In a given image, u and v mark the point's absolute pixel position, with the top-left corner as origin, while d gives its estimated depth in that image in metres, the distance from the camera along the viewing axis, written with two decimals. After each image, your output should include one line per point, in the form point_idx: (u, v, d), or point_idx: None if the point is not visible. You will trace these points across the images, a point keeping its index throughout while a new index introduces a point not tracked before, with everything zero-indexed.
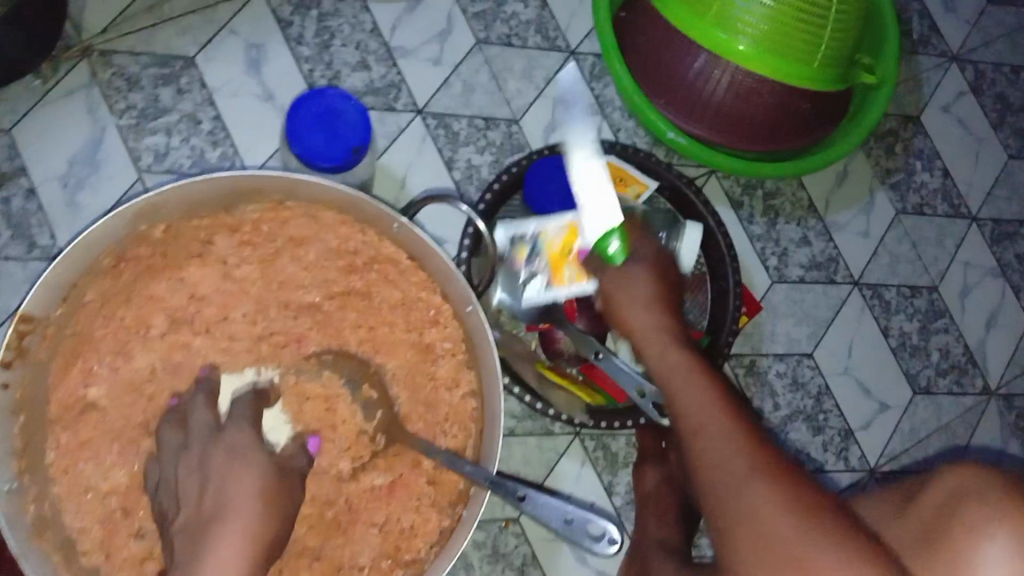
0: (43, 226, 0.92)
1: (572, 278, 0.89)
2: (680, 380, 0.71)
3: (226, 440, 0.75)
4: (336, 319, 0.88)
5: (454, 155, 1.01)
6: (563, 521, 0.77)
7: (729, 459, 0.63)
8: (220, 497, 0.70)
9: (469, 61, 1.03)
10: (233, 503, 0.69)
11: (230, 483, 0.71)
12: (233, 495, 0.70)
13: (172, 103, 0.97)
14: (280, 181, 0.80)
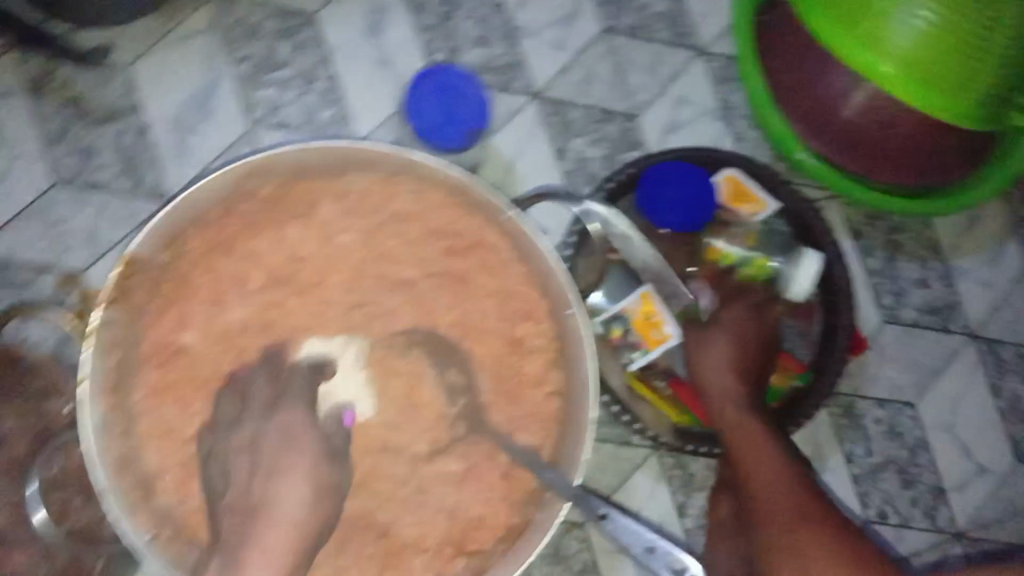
0: (153, 166, 0.93)
1: (662, 338, 0.90)
2: (748, 436, 0.81)
3: (287, 425, 0.73)
4: (429, 298, 0.86)
5: (567, 144, 0.98)
6: (646, 549, 0.69)
7: (782, 506, 0.74)
8: (269, 484, 0.71)
9: (593, 49, 1.01)
10: (280, 490, 0.70)
11: (282, 472, 0.71)
12: (282, 487, 0.71)
13: (289, 58, 0.96)
14: (395, 155, 0.78)
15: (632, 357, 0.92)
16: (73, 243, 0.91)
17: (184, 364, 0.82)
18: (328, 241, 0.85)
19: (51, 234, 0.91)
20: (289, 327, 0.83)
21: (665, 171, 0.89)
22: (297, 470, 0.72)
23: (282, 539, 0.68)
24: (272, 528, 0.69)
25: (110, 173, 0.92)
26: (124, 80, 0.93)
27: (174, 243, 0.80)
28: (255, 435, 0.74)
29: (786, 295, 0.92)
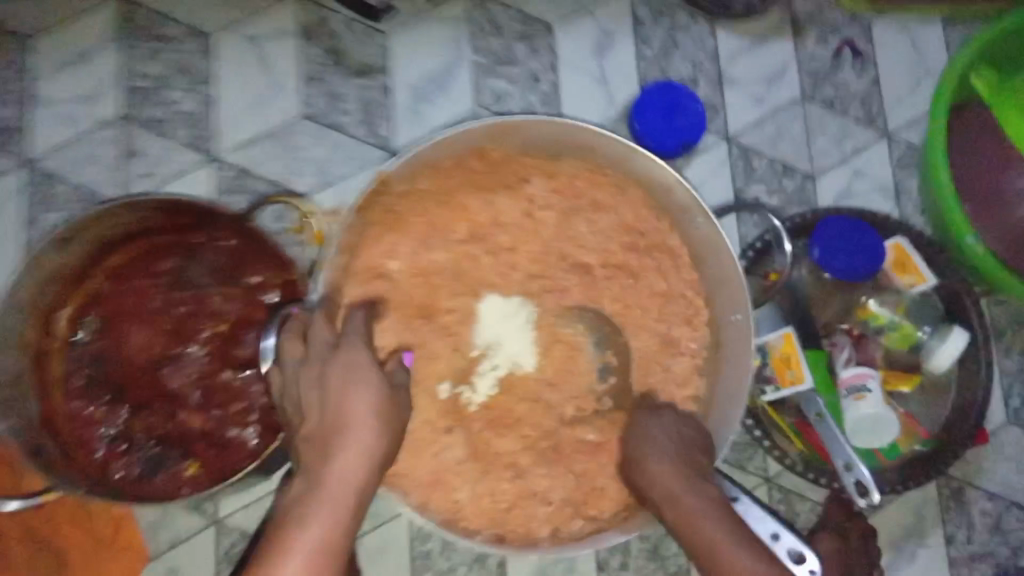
0: (387, 121, 1.05)
1: (794, 378, 0.93)
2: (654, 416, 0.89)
3: (345, 355, 0.74)
4: (601, 285, 0.95)
5: (745, 187, 1.08)
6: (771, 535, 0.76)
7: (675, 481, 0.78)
8: (339, 408, 0.71)
9: (789, 109, 1.11)
10: (352, 416, 0.71)
11: (346, 394, 0.71)
12: (351, 413, 0.71)
13: (523, 58, 1.08)
14: (620, 148, 0.88)
15: (764, 390, 0.96)
16: (305, 169, 1.03)
17: (384, 288, 0.91)
18: (528, 214, 0.95)
19: (288, 157, 1.03)
20: (472, 275, 0.95)
21: (838, 224, 0.95)
22: (364, 403, 0.72)
23: (354, 462, 0.69)
24: (342, 464, 0.69)
25: (350, 119, 1.05)
26: (380, 45, 1.06)
27: (410, 182, 0.89)
28: (324, 368, 0.73)
29: (927, 365, 0.98)
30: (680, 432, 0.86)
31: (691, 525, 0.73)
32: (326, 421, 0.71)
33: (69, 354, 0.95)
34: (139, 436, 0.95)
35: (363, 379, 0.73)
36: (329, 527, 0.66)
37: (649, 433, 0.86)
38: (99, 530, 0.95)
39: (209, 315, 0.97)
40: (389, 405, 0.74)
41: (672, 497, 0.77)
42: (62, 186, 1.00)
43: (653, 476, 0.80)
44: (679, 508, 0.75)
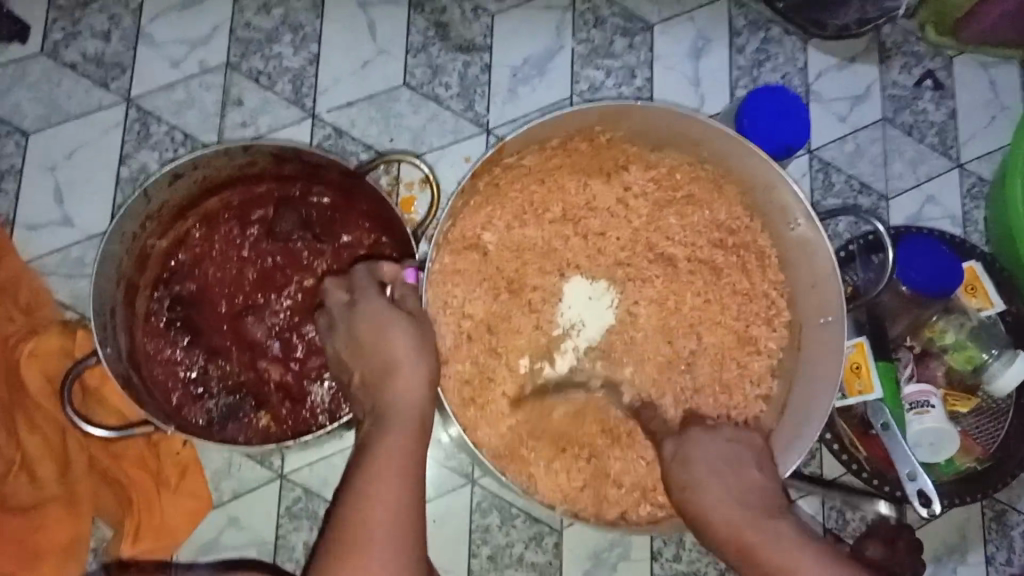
0: (484, 98, 1.07)
1: (863, 389, 0.96)
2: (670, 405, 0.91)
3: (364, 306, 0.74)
4: (684, 278, 0.96)
5: (822, 201, 1.11)
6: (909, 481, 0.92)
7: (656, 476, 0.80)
8: (383, 352, 0.71)
9: (870, 130, 1.14)
10: (396, 354, 0.71)
11: (388, 336, 0.71)
12: (398, 355, 0.71)
13: (621, 52, 1.11)
14: (730, 146, 0.88)
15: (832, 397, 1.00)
16: (399, 136, 1.05)
17: (475, 257, 0.92)
18: (623, 199, 0.96)
19: (385, 122, 1.05)
20: (558, 255, 0.95)
21: (919, 242, 0.97)
22: (408, 343, 0.71)
23: (410, 392, 0.70)
24: (403, 402, 0.69)
25: (449, 92, 1.07)
26: (485, 23, 1.09)
27: (519, 154, 0.90)
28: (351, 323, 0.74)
29: (989, 389, 1.00)
30: (720, 448, 0.79)
31: (787, 574, 0.62)
32: (372, 366, 0.72)
33: (155, 292, 0.95)
34: (215, 382, 0.93)
35: (409, 323, 0.73)
36: (393, 441, 0.67)
37: (689, 464, 0.77)
38: (165, 473, 0.94)
39: (298, 268, 0.94)
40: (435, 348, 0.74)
41: (749, 547, 0.66)
42: (158, 127, 1.01)
43: (720, 513, 0.69)
44: (763, 559, 0.64)
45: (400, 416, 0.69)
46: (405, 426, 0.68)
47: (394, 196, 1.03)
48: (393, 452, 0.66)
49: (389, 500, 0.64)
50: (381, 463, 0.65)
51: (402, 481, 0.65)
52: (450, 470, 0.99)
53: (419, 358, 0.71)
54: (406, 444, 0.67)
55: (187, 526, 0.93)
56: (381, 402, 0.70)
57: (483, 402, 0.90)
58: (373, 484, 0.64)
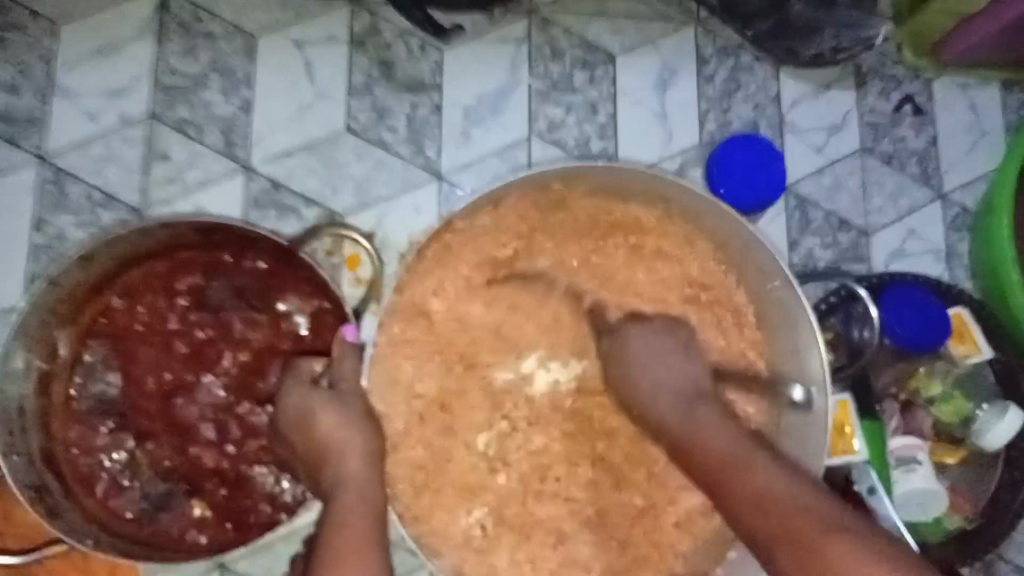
0: (434, 142, 0.99)
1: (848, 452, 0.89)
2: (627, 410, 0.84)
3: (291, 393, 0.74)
4: None
5: (799, 240, 1.04)
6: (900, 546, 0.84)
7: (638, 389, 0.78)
8: (315, 437, 0.70)
9: (848, 162, 1.07)
10: (325, 436, 0.70)
11: (315, 419, 0.71)
12: (329, 432, 0.70)
13: (582, 86, 1.03)
14: (699, 200, 0.83)
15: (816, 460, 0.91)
16: (343, 186, 0.96)
17: (425, 328, 0.85)
18: (586, 257, 0.89)
19: (326, 173, 0.96)
20: (514, 318, 0.87)
21: (905, 293, 0.93)
22: (334, 415, 0.71)
23: (355, 458, 0.68)
24: (350, 478, 0.67)
25: (396, 136, 0.98)
26: (434, 60, 1.00)
27: (471, 216, 0.85)
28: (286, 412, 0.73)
29: (977, 442, 0.93)
30: (660, 340, 0.81)
31: (721, 460, 0.68)
32: (312, 455, 0.70)
33: (73, 376, 0.85)
34: (144, 472, 0.84)
35: (337, 402, 0.73)
36: (347, 514, 0.63)
37: (641, 384, 0.78)
38: (94, 572, 0.86)
39: (232, 342, 0.85)
40: (371, 422, 0.73)
41: (692, 415, 0.73)
42: (75, 187, 0.92)
43: (654, 402, 0.76)
44: (708, 446, 0.70)
45: (349, 489, 0.66)
46: (356, 499, 0.65)
47: (338, 253, 0.93)
48: (348, 526, 0.62)
49: (364, 567, 0.58)
50: (337, 536, 0.61)
51: (366, 546, 0.60)
52: (405, 554, 0.91)
53: (354, 431, 0.70)
54: (358, 516, 0.63)
55: None
56: (326, 480, 0.68)
57: (439, 486, 0.84)
58: (337, 553, 0.59)
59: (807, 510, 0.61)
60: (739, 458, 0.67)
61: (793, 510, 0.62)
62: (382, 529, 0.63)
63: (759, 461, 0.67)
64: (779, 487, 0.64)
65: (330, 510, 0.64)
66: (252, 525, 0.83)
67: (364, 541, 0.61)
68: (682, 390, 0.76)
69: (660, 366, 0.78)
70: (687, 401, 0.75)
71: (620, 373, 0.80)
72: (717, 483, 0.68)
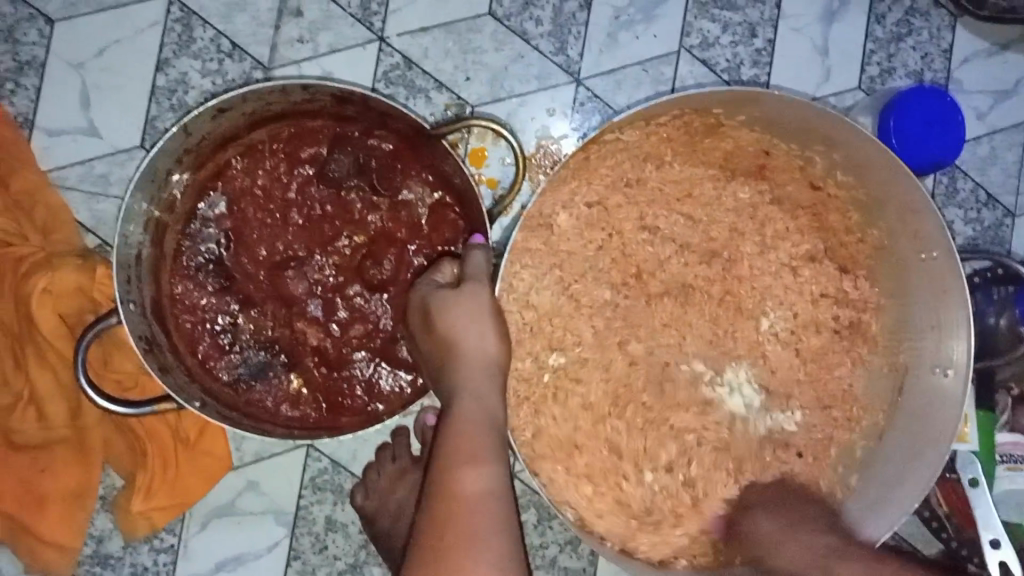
0: (578, 40, 0.92)
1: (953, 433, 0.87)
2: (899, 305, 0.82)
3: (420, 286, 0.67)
4: (785, 280, 0.85)
5: (942, 209, 0.97)
6: (990, 541, 0.82)
7: (740, 515, 0.79)
8: (438, 332, 0.63)
9: (1010, 133, 0.99)
10: (453, 331, 0.62)
11: (439, 312, 0.63)
12: (454, 329, 0.62)
13: (744, 4, 0.95)
14: (864, 151, 0.76)
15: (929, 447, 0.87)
16: (477, 75, 0.90)
17: (547, 239, 0.82)
18: (732, 197, 0.84)
19: (461, 57, 0.90)
20: (641, 239, 0.84)
21: None
22: (464, 309, 0.62)
23: (481, 378, 0.61)
24: (470, 383, 0.60)
25: (539, 28, 0.91)
26: None
27: (621, 130, 0.78)
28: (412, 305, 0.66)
29: None
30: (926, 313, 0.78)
31: (823, 534, 0.69)
32: (433, 350, 0.63)
33: (185, 230, 0.83)
34: (245, 337, 0.82)
35: (469, 295, 0.63)
36: (465, 433, 0.57)
37: (731, 532, 0.79)
38: (183, 429, 0.85)
39: (348, 221, 0.82)
40: (500, 321, 0.64)
41: (805, 518, 0.74)
42: (202, 32, 0.87)
43: (749, 521, 0.77)
44: (815, 526, 0.71)
45: (467, 402, 0.59)
46: (475, 410, 0.59)
47: (462, 145, 0.90)
48: (465, 441, 0.57)
49: (485, 491, 0.54)
50: (454, 452, 0.56)
51: (482, 464, 0.55)
52: None
53: (481, 335, 0.62)
54: (475, 438, 0.57)
55: (203, 486, 0.85)
56: (447, 388, 0.61)
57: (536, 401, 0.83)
58: (457, 472, 0.55)
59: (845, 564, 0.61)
60: (836, 539, 0.68)
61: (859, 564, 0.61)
62: (501, 443, 0.58)
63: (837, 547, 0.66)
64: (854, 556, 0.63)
65: (444, 415, 0.59)
66: (345, 409, 0.82)
67: (481, 458, 0.55)
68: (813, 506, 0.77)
69: (790, 537, 0.70)
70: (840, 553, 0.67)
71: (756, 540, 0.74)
72: (772, 552, 0.69)
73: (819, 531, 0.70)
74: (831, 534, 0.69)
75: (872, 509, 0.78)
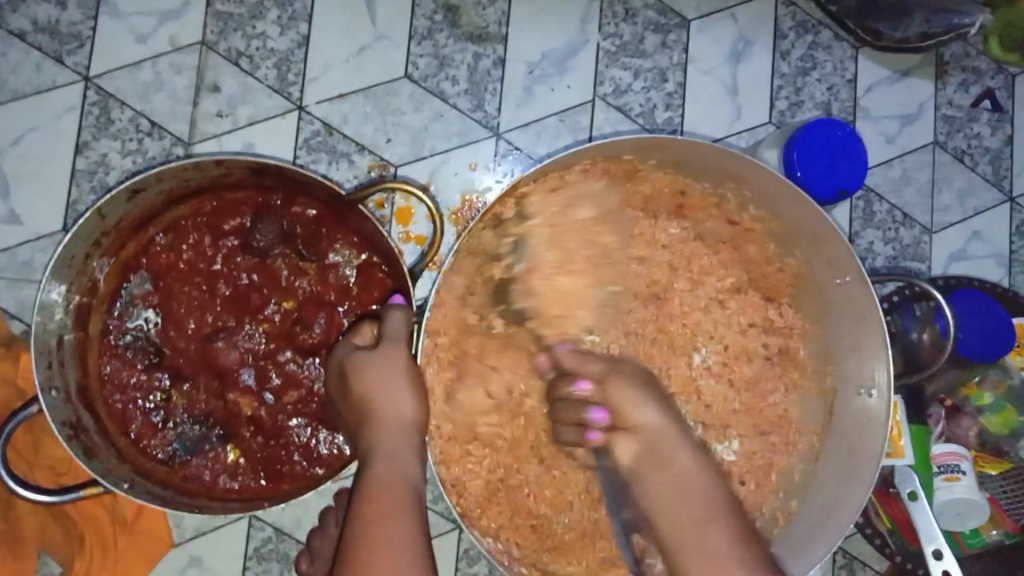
0: (495, 96, 0.94)
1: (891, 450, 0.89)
2: (821, 327, 0.84)
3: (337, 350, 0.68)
4: (719, 319, 0.87)
5: (860, 232, 1.00)
6: (933, 552, 0.84)
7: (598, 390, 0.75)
8: (355, 396, 0.63)
9: (919, 154, 1.03)
10: (369, 393, 0.63)
11: (355, 375, 0.64)
12: (369, 392, 0.63)
13: (653, 50, 0.98)
14: (767, 184, 0.79)
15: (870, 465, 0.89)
16: (397, 136, 0.92)
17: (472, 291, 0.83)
18: (651, 238, 0.86)
19: (381, 120, 0.92)
20: None
21: (970, 301, 0.88)
22: (379, 371, 0.63)
23: (398, 439, 0.62)
24: (386, 445, 0.61)
25: (455, 87, 0.94)
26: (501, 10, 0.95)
27: (536, 182, 0.80)
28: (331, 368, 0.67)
29: None
30: (848, 335, 0.80)
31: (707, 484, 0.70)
32: (352, 415, 0.64)
33: (111, 309, 0.83)
34: (179, 413, 0.82)
35: (384, 356, 0.64)
36: (380, 494, 0.58)
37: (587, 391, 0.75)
38: (120, 511, 0.85)
39: (277, 288, 0.83)
40: (419, 381, 0.65)
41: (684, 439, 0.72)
42: (120, 114, 0.88)
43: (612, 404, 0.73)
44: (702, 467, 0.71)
45: (383, 462, 0.60)
46: (390, 473, 0.60)
47: (388, 205, 0.91)
48: (380, 503, 0.57)
49: (396, 553, 0.55)
50: (368, 515, 0.57)
51: (396, 525, 0.56)
52: (435, 515, 0.89)
53: (398, 395, 0.63)
54: (388, 498, 0.58)
55: (140, 563, 0.85)
56: (365, 450, 0.62)
57: (475, 453, 0.84)
58: (371, 533, 0.56)
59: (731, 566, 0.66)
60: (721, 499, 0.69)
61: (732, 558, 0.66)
62: (417, 503, 0.59)
63: (714, 508, 0.69)
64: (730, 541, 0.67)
65: (361, 478, 0.60)
66: (285, 476, 0.82)
67: (396, 518, 0.57)
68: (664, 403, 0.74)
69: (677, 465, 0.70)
70: (714, 510, 0.69)
71: (635, 421, 0.72)
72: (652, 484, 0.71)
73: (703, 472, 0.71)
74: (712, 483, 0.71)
75: (812, 537, 0.79)
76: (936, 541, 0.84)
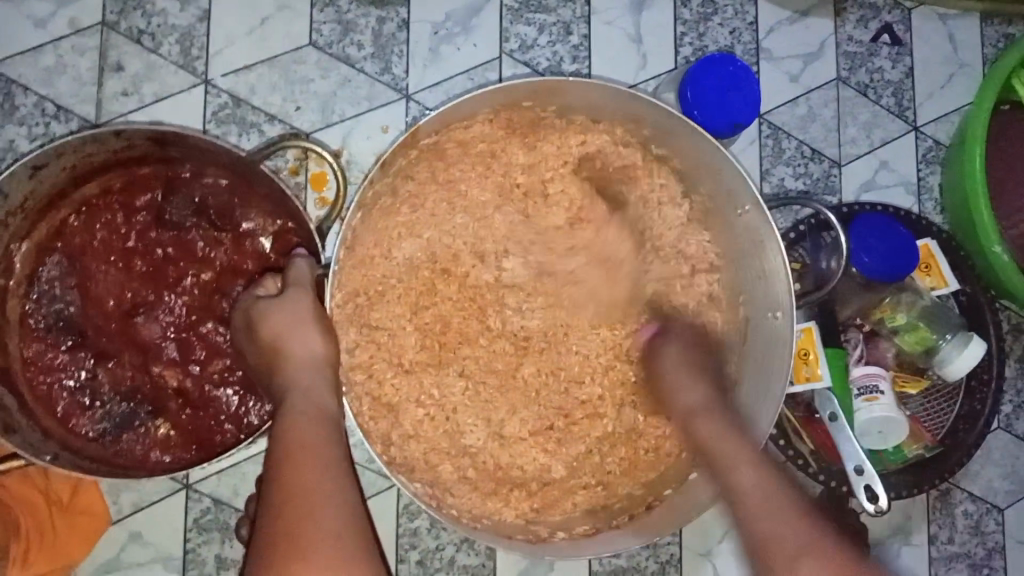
0: (402, 58, 0.95)
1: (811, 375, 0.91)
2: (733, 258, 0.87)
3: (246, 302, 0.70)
4: None
5: (771, 169, 1.03)
6: (854, 468, 0.85)
7: (693, 390, 0.81)
8: (262, 338, 0.66)
9: (823, 91, 1.06)
10: (276, 332, 0.65)
11: (262, 319, 0.66)
12: (275, 334, 0.65)
13: (555, 5, 0.99)
14: (667, 120, 0.80)
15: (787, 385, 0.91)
16: (306, 103, 0.93)
17: (384, 248, 0.84)
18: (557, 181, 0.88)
19: (288, 89, 0.92)
20: (473, 229, 0.86)
21: (873, 222, 0.92)
22: (285, 313, 0.66)
23: (308, 374, 0.64)
24: (297, 380, 0.64)
25: (361, 52, 0.95)
26: None
27: (438, 135, 0.82)
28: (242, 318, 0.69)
29: (940, 371, 0.96)
30: (756, 264, 0.83)
31: (711, 437, 0.76)
32: (261, 359, 0.66)
33: (28, 293, 0.83)
34: (104, 392, 0.82)
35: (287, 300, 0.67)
36: (293, 423, 0.60)
37: (677, 396, 0.82)
38: (55, 490, 0.85)
39: (192, 262, 0.82)
40: (325, 321, 0.68)
41: (710, 406, 0.79)
42: (24, 98, 0.88)
43: (673, 401, 0.82)
44: (675, 392, 0.82)
45: (297, 395, 0.63)
46: (303, 405, 0.62)
47: (302, 171, 0.92)
48: (296, 430, 0.59)
49: (314, 469, 0.57)
50: (285, 441, 0.59)
51: (317, 449, 0.58)
52: (370, 475, 0.90)
53: (306, 335, 0.66)
54: (300, 426, 0.60)
55: (82, 545, 0.84)
56: (276, 389, 0.64)
57: (404, 409, 0.84)
58: (289, 458, 0.57)
59: (743, 475, 0.72)
60: (708, 408, 0.79)
61: (729, 471, 0.73)
62: (335, 432, 0.61)
63: (720, 428, 0.77)
64: (735, 448, 0.74)
65: (275, 414, 0.62)
66: (216, 446, 0.83)
67: (312, 442, 0.59)
68: (715, 397, 0.80)
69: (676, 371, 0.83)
70: (716, 411, 0.79)
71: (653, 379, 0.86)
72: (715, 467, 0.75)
73: (694, 390, 0.81)
74: (715, 405, 0.79)
75: None
76: (854, 456, 0.85)
